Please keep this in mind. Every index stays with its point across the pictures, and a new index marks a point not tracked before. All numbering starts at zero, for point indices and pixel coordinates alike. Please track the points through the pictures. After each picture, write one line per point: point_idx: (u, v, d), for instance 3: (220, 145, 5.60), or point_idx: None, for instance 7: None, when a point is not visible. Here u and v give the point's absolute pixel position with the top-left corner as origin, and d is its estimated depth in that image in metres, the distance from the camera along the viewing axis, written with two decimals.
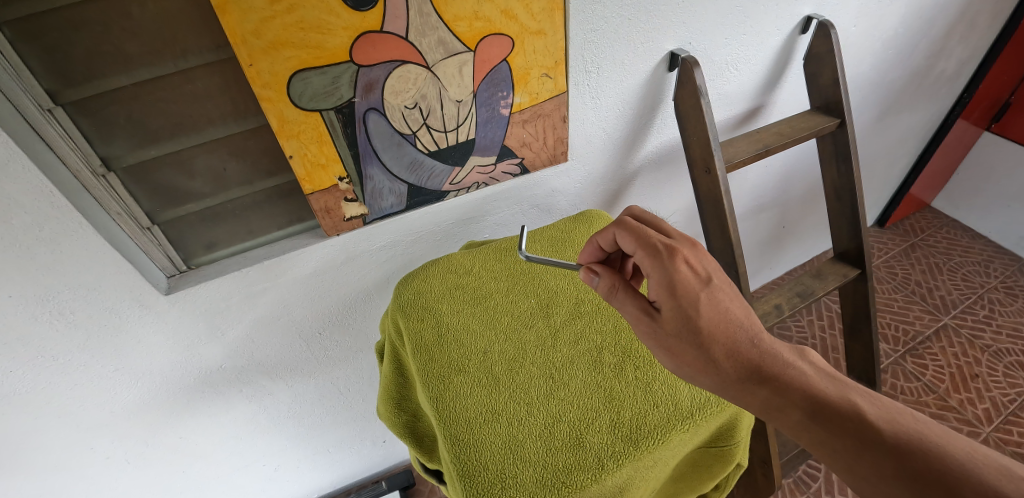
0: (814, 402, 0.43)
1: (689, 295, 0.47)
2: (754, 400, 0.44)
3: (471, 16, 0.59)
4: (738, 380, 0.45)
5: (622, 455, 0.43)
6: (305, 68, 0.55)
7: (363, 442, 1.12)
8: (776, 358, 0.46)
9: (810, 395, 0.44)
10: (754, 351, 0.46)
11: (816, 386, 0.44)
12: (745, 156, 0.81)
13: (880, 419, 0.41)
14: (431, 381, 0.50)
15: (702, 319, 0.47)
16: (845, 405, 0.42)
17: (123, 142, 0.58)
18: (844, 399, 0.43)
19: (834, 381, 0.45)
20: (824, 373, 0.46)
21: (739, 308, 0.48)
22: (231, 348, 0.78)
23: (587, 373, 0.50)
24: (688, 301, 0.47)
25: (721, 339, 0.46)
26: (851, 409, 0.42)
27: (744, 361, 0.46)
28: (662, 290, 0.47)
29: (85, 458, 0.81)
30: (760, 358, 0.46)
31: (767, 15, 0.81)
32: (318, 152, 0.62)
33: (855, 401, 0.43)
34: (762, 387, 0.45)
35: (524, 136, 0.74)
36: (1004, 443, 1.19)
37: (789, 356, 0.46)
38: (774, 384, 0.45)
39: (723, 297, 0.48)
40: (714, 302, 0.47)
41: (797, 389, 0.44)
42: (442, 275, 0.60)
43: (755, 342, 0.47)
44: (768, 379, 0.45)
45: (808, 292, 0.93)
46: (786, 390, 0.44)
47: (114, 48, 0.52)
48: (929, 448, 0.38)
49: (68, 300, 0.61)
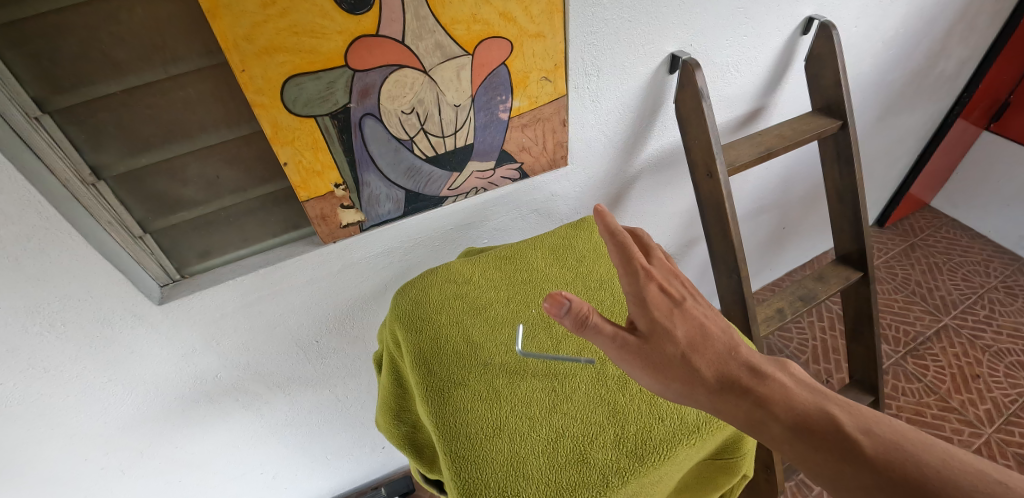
0: (795, 413, 0.42)
1: (661, 308, 0.46)
2: (737, 413, 0.43)
3: (469, 19, 0.58)
4: (720, 392, 0.44)
5: (627, 471, 0.42)
6: (300, 74, 0.54)
7: (363, 449, 1.11)
8: (754, 370, 0.45)
9: (791, 407, 0.42)
10: (732, 363, 0.45)
11: (796, 396, 0.43)
12: (747, 159, 0.80)
13: (857, 429, 0.40)
14: (430, 395, 0.48)
15: (682, 334, 0.46)
16: (823, 417, 0.42)
17: (113, 150, 0.57)
18: (822, 409, 0.42)
19: (813, 391, 0.44)
20: (802, 383, 0.44)
21: (715, 325, 0.48)
22: (226, 357, 0.76)
23: (590, 385, 0.48)
24: (660, 313, 0.46)
25: (701, 352, 0.45)
26: (828, 420, 0.41)
27: (723, 372, 0.45)
28: (636, 303, 0.45)
29: (79, 470, 0.80)
30: (739, 370, 0.45)
31: (769, 16, 0.80)
32: (313, 159, 0.61)
33: (832, 412, 0.42)
34: (744, 399, 0.43)
35: (524, 140, 0.73)
36: (1006, 444, 1.19)
37: (767, 368, 0.45)
38: (756, 396, 0.43)
39: (697, 310, 0.48)
40: (693, 319, 0.47)
41: (779, 401, 0.43)
42: (440, 284, 0.58)
43: (732, 353, 0.46)
44: (748, 391, 0.43)
45: (810, 295, 0.92)
46: (768, 402, 0.43)
47: (102, 53, 0.51)
48: (906, 456, 0.38)
49: (58, 311, 0.59)
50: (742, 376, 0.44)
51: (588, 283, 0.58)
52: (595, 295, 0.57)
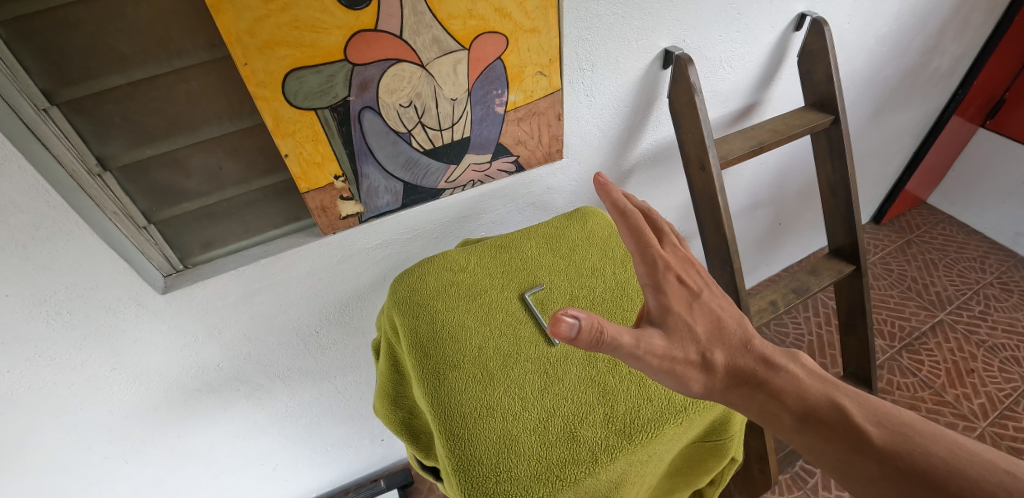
0: (805, 405, 0.44)
1: (678, 302, 0.47)
2: (751, 405, 0.45)
3: (465, 15, 0.59)
4: (733, 386, 0.46)
5: (616, 448, 0.44)
6: (301, 67, 0.55)
7: (362, 441, 1.12)
8: (768, 362, 0.47)
9: (802, 399, 0.45)
10: (747, 356, 0.47)
11: (807, 389, 0.45)
12: (739, 153, 0.81)
13: (867, 421, 0.42)
14: (427, 375, 0.49)
15: (699, 328, 0.47)
16: (832, 409, 0.44)
17: (118, 141, 0.58)
18: (832, 401, 0.44)
19: (824, 382, 0.46)
20: (813, 374, 0.46)
21: (733, 318, 0.49)
22: (228, 346, 0.78)
23: (581, 367, 0.50)
24: (677, 307, 0.46)
25: (718, 346, 0.47)
26: (838, 411, 0.43)
27: (738, 366, 0.47)
28: (652, 294, 0.46)
29: (82, 459, 0.81)
30: (754, 363, 0.47)
31: (761, 12, 0.81)
32: (314, 151, 0.63)
33: (842, 403, 0.44)
34: (759, 392, 0.45)
35: (520, 134, 0.74)
36: (1000, 438, 1.20)
37: (780, 360, 0.47)
38: (768, 388, 0.45)
39: (714, 303, 0.48)
40: (710, 313, 0.48)
41: (789, 393, 0.45)
42: (437, 272, 0.59)
43: (747, 346, 0.47)
44: (761, 384, 0.46)
45: (803, 288, 0.93)
46: (780, 394, 0.45)
47: (109, 47, 0.52)
48: (914, 447, 0.40)
49: (65, 299, 0.61)
50: (756, 369, 0.46)
51: (580, 271, 0.60)
52: (587, 283, 0.58)
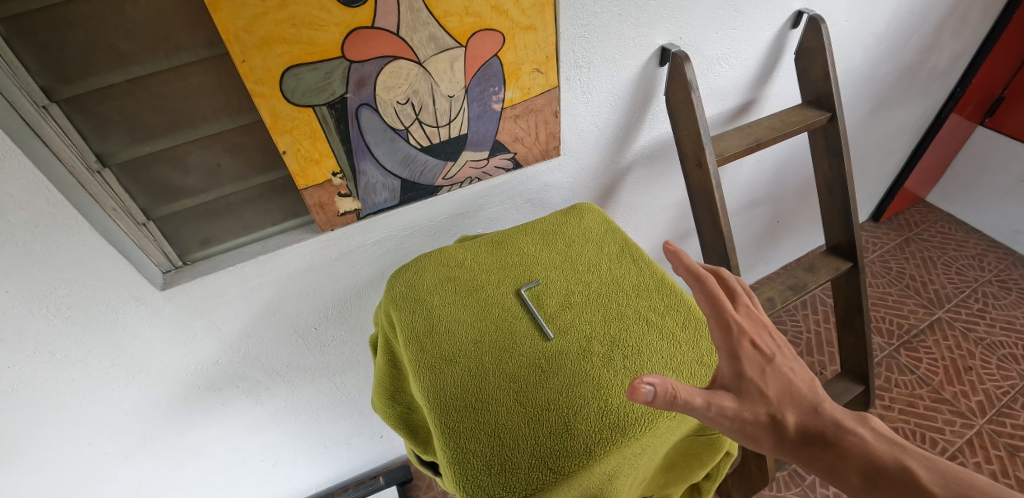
0: (878, 473, 0.41)
1: (751, 367, 0.46)
2: (817, 468, 0.43)
3: (462, 12, 0.60)
4: (802, 449, 0.44)
5: (610, 442, 0.43)
6: (298, 64, 0.56)
7: (361, 438, 1.13)
8: (836, 424, 0.44)
9: (873, 465, 0.42)
10: (817, 418, 0.45)
11: (878, 453, 0.42)
12: (736, 150, 0.81)
13: (935, 484, 0.39)
14: (423, 371, 0.50)
15: (771, 392, 0.46)
16: (909, 477, 0.40)
17: (117, 138, 0.59)
18: (907, 467, 0.41)
19: (899, 447, 0.42)
20: (887, 440, 0.43)
21: (805, 381, 0.47)
22: (227, 343, 0.78)
23: (576, 361, 0.49)
24: (750, 372, 0.46)
25: (786, 409, 0.45)
26: (915, 480, 0.40)
27: (802, 427, 0.44)
28: (727, 362, 0.46)
29: (83, 455, 0.82)
30: (820, 424, 0.44)
31: (758, 9, 0.82)
32: (311, 148, 0.63)
33: (918, 470, 0.40)
34: (828, 456, 0.43)
35: (516, 131, 0.75)
36: (997, 435, 1.20)
37: (850, 423, 0.44)
38: (836, 452, 0.43)
39: (787, 366, 0.47)
40: (779, 375, 0.47)
41: (858, 458, 0.42)
42: (434, 267, 0.60)
43: (819, 409, 0.45)
44: (829, 447, 0.43)
45: (800, 285, 0.94)
46: (847, 458, 0.42)
47: (108, 45, 0.53)
48: None
49: (65, 295, 0.61)
50: (827, 433, 0.44)
51: (575, 266, 0.59)
52: (582, 277, 0.58)
